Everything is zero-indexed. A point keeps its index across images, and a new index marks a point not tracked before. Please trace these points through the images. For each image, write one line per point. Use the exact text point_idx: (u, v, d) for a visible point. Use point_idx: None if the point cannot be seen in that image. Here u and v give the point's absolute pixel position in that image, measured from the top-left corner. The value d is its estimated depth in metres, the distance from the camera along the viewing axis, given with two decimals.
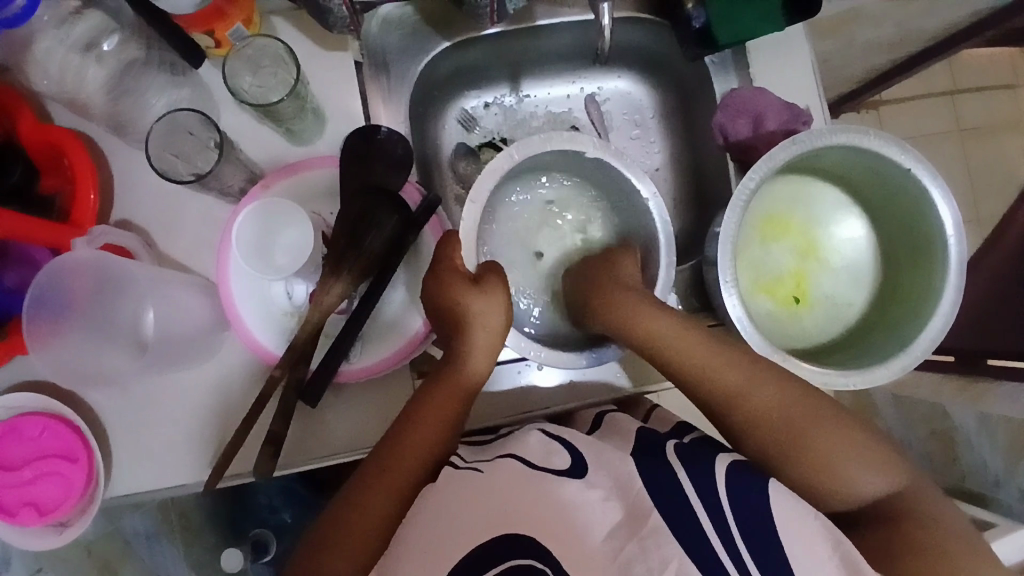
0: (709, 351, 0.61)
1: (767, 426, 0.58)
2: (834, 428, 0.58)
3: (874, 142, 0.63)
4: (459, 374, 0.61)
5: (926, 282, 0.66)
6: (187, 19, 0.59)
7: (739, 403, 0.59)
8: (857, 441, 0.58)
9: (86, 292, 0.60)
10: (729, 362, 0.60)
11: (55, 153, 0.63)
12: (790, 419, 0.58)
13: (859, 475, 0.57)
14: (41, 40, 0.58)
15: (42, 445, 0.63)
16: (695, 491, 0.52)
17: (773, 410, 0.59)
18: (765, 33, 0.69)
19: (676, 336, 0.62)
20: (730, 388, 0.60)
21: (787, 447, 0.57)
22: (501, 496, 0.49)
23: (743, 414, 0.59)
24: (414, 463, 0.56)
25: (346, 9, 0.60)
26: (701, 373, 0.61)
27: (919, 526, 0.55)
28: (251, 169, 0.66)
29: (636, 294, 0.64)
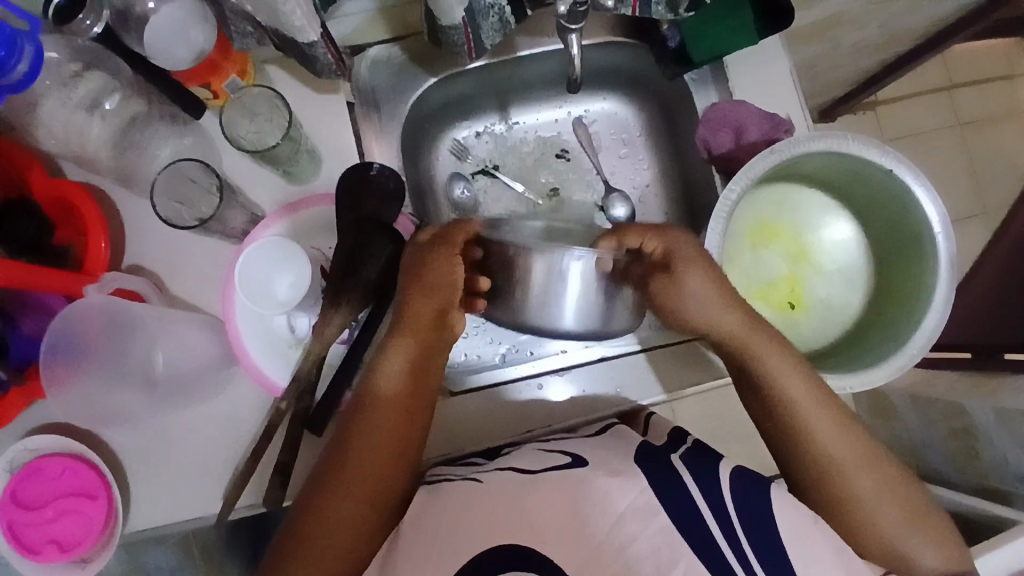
0: (810, 388, 0.60)
1: (848, 489, 0.58)
2: (900, 491, 0.59)
3: (852, 146, 0.64)
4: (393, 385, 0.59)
5: (918, 278, 0.67)
6: (183, 75, 0.62)
7: (824, 456, 0.59)
8: (917, 504, 0.59)
9: (99, 339, 0.63)
10: (826, 412, 0.60)
11: (66, 205, 0.67)
12: (870, 484, 0.58)
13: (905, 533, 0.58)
14: (45, 102, 0.62)
15: (60, 485, 0.65)
16: (701, 492, 0.52)
17: (858, 470, 0.58)
18: (741, 47, 0.71)
19: (787, 374, 0.60)
20: (820, 439, 0.59)
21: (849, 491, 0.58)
22: (499, 505, 0.49)
23: (816, 465, 0.59)
24: (381, 464, 0.57)
25: (331, 55, 0.63)
26: (795, 417, 0.59)
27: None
28: (253, 210, 0.70)
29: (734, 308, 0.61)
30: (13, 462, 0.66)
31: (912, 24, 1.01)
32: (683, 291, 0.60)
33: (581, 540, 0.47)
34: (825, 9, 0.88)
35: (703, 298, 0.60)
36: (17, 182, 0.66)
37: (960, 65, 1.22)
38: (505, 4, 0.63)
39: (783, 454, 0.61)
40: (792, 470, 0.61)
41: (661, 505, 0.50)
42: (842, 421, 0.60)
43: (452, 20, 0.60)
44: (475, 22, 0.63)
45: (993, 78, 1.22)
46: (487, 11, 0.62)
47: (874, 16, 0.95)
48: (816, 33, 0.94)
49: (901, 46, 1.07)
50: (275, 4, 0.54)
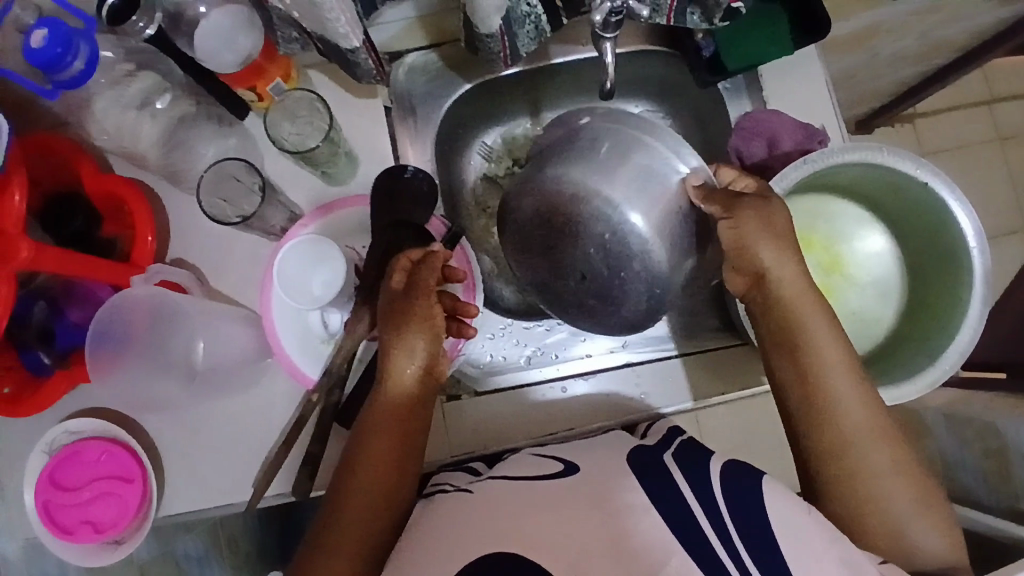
0: (841, 364, 0.57)
1: (858, 457, 0.56)
2: (912, 472, 0.57)
3: (887, 157, 0.63)
4: (396, 380, 0.60)
5: (953, 294, 0.65)
6: (230, 78, 0.65)
7: (843, 424, 0.56)
8: (926, 489, 0.57)
9: (143, 327, 0.66)
10: (851, 378, 0.57)
11: (115, 201, 0.70)
12: (883, 458, 0.56)
13: (912, 521, 0.56)
14: (99, 100, 0.64)
15: (100, 468, 0.67)
16: (689, 485, 0.52)
17: (874, 440, 0.56)
18: (774, 57, 0.72)
19: (821, 341, 0.57)
20: (842, 404, 0.57)
21: (861, 476, 0.56)
22: (488, 511, 0.50)
23: (830, 427, 0.57)
24: (388, 461, 0.58)
25: (372, 60, 0.64)
26: (821, 381, 0.57)
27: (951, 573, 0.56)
28: (292, 209, 0.72)
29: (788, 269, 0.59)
30: (53, 445, 0.69)
31: (953, 37, 0.99)
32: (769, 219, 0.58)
33: (573, 535, 0.47)
34: (863, 20, 0.88)
35: (776, 231, 0.58)
36: (71, 176, 0.69)
37: (1001, 79, 1.20)
38: (541, 13, 0.65)
39: (798, 420, 0.58)
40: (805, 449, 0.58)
41: (653, 504, 0.50)
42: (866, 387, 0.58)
43: (490, 29, 0.61)
44: (512, 31, 0.64)
45: None
46: (524, 19, 0.64)
47: (914, 28, 0.94)
48: (854, 44, 0.93)
49: (942, 58, 1.05)
50: (321, 13, 0.56)
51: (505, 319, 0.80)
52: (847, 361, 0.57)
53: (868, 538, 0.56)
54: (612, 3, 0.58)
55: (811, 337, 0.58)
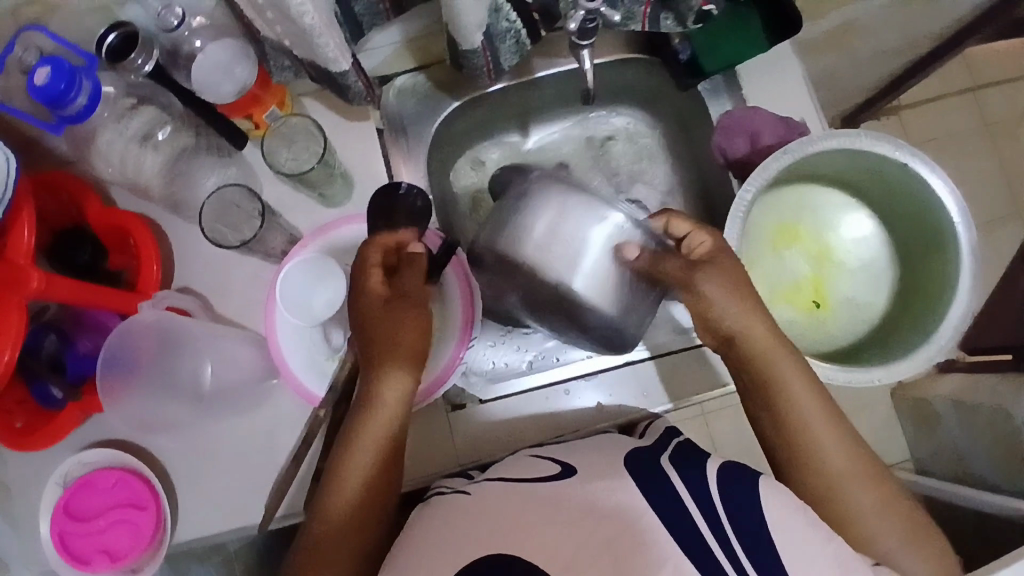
0: (815, 405, 0.59)
1: (842, 496, 0.57)
2: (897, 504, 0.58)
3: (865, 142, 0.65)
4: (373, 433, 0.61)
5: (942, 272, 0.67)
6: (227, 108, 0.67)
7: (822, 462, 0.58)
8: (913, 523, 0.57)
9: (150, 352, 0.68)
10: (828, 422, 0.59)
11: (120, 233, 0.72)
12: (864, 494, 0.57)
13: (899, 555, 0.56)
14: (103, 133, 0.66)
15: (113, 496, 0.68)
16: (688, 490, 0.52)
17: (856, 482, 0.57)
18: (750, 56, 0.74)
19: (794, 386, 0.59)
20: (820, 443, 0.58)
21: (842, 513, 0.57)
22: (483, 516, 0.51)
23: (808, 471, 0.58)
24: (365, 512, 0.60)
25: (361, 82, 0.67)
26: (799, 423, 0.59)
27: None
28: (292, 231, 0.74)
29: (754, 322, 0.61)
30: (67, 476, 0.69)
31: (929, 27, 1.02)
32: (716, 289, 0.60)
33: (569, 538, 0.47)
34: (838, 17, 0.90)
35: (737, 288, 0.61)
36: (76, 210, 0.71)
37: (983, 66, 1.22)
38: (520, 28, 0.66)
39: (780, 459, 0.60)
40: (790, 486, 0.59)
41: (649, 507, 0.49)
42: (842, 429, 0.59)
43: (473, 44, 0.62)
44: (493, 46, 0.66)
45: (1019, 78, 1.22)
46: (504, 35, 0.65)
47: (890, 20, 0.96)
48: (832, 40, 0.95)
49: (921, 49, 1.08)
50: (312, 41, 0.56)
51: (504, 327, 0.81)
52: (820, 402, 0.59)
53: None
54: (585, 12, 0.60)
55: (783, 383, 0.60)
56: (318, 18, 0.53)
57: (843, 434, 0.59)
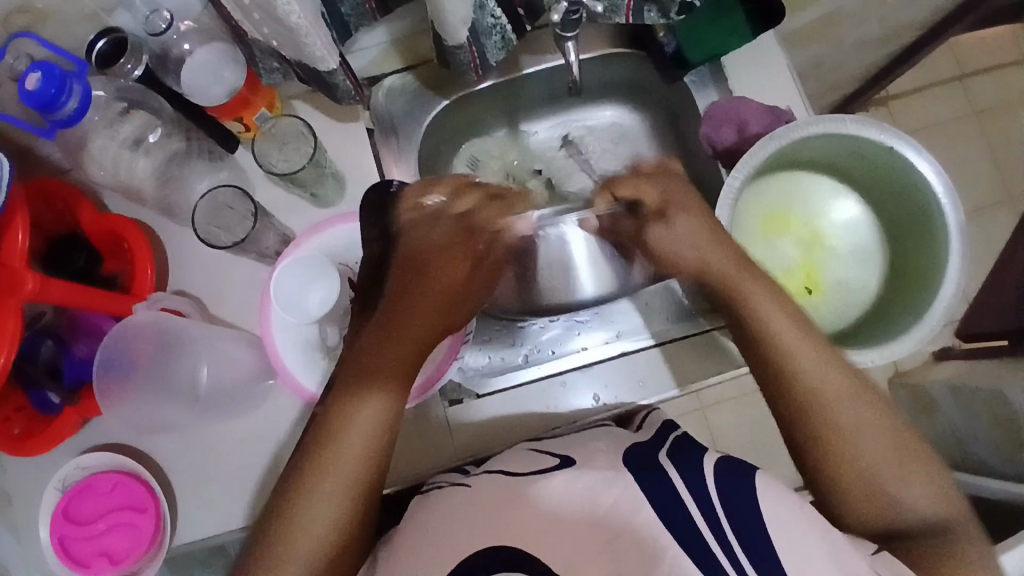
0: (789, 318, 0.57)
1: (828, 411, 0.54)
2: (889, 421, 0.54)
3: (851, 126, 0.65)
4: (407, 352, 0.59)
5: (932, 253, 0.67)
6: (218, 110, 0.68)
7: (803, 376, 0.55)
8: (913, 451, 0.53)
9: (147, 353, 0.69)
10: (816, 348, 0.56)
11: (114, 237, 0.72)
12: (853, 410, 0.54)
13: (894, 477, 0.52)
14: (94, 141, 0.65)
15: (112, 500, 0.68)
16: (683, 481, 0.51)
17: (851, 408, 0.54)
18: (734, 46, 0.74)
19: (765, 300, 0.58)
20: (798, 356, 0.55)
21: (830, 430, 0.53)
22: (482, 508, 0.51)
23: (800, 400, 0.55)
24: (375, 432, 0.55)
25: (350, 81, 0.67)
26: (772, 335, 0.56)
27: (956, 545, 0.50)
28: (284, 231, 0.75)
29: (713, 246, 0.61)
30: (66, 481, 0.69)
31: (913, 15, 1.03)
32: (671, 229, 0.62)
33: (573, 533, 0.47)
34: (821, 7, 0.91)
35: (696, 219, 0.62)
36: (72, 218, 0.72)
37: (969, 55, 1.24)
38: (506, 24, 0.67)
39: (761, 379, 0.57)
40: (772, 407, 0.57)
41: (645, 503, 0.49)
42: (834, 356, 0.56)
43: (458, 41, 0.63)
44: (479, 42, 0.67)
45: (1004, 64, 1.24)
46: (489, 31, 0.66)
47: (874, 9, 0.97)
48: (817, 31, 0.97)
49: (906, 38, 1.09)
50: (299, 40, 0.57)
51: (500, 323, 0.82)
52: (794, 316, 0.57)
53: (848, 505, 0.53)
54: (568, 4, 0.61)
55: (754, 298, 0.58)
56: (304, 16, 0.54)
57: (822, 349, 0.56)
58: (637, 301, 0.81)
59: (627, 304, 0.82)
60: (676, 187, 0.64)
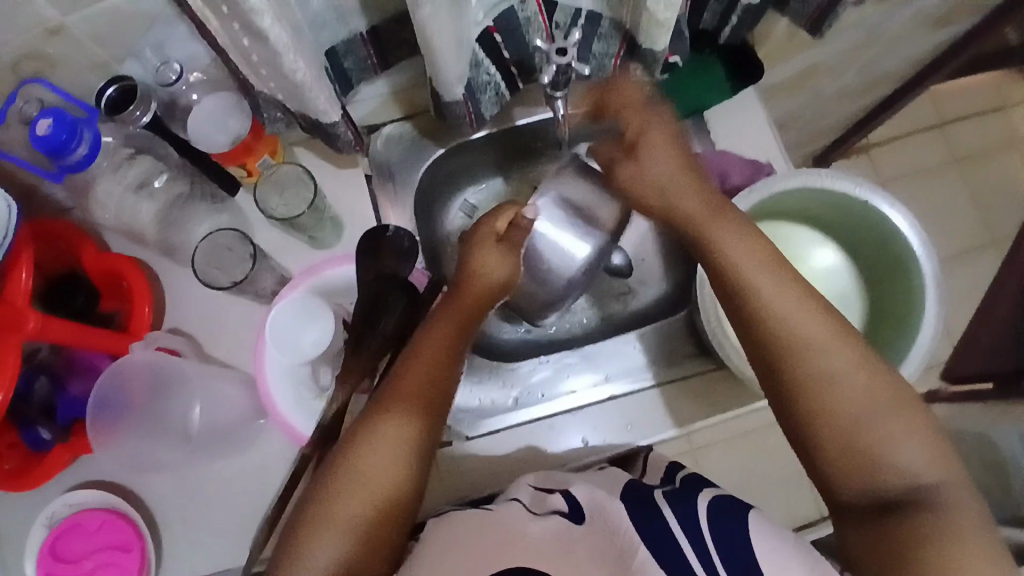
0: (770, 271, 0.56)
1: (815, 363, 0.52)
2: (881, 373, 0.52)
3: (826, 180, 0.69)
4: (463, 317, 0.62)
5: (909, 300, 0.70)
6: (222, 156, 0.71)
7: (786, 329, 0.53)
8: (905, 412, 0.50)
9: (142, 392, 0.69)
10: (795, 296, 0.54)
11: (113, 277, 0.74)
12: (840, 360, 0.52)
13: (889, 437, 0.49)
14: (101, 183, 0.69)
15: (99, 539, 0.68)
16: (678, 521, 0.51)
17: (832, 359, 0.52)
18: (716, 101, 0.79)
19: (743, 252, 0.57)
20: (779, 311, 0.54)
21: (812, 384, 0.51)
22: (504, 532, 0.51)
23: (782, 349, 0.53)
24: (424, 394, 0.56)
25: (350, 132, 0.70)
26: (751, 286, 0.55)
27: (949, 515, 0.46)
28: (281, 272, 0.77)
29: (684, 188, 0.62)
30: (53, 517, 0.69)
31: (885, 70, 1.09)
32: (642, 171, 0.64)
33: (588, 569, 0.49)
34: (800, 63, 0.97)
35: (677, 157, 0.63)
36: (71, 258, 0.74)
37: (949, 101, 1.36)
38: (499, 80, 0.71)
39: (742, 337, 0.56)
40: (757, 364, 0.55)
41: (640, 539, 0.50)
42: (821, 306, 0.54)
43: (454, 96, 0.66)
44: (475, 98, 0.70)
45: (984, 110, 1.36)
46: (485, 87, 0.70)
47: (849, 64, 1.02)
48: (796, 85, 1.02)
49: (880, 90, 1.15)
50: (303, 94, 0.60)
51: (491, 363, 0.82)
52: (775, 269, 0.56)
53: (838, 473, 0.50)
54: (556, 67, 0.63)
55: (733, 251, 0.57)
56: (309, 74, 0.57)
57: (807, 297, 0.54)
58: (626, 346, 0.81)
59: (613, 346, 0.82)
60: (650, 123, 0.65)
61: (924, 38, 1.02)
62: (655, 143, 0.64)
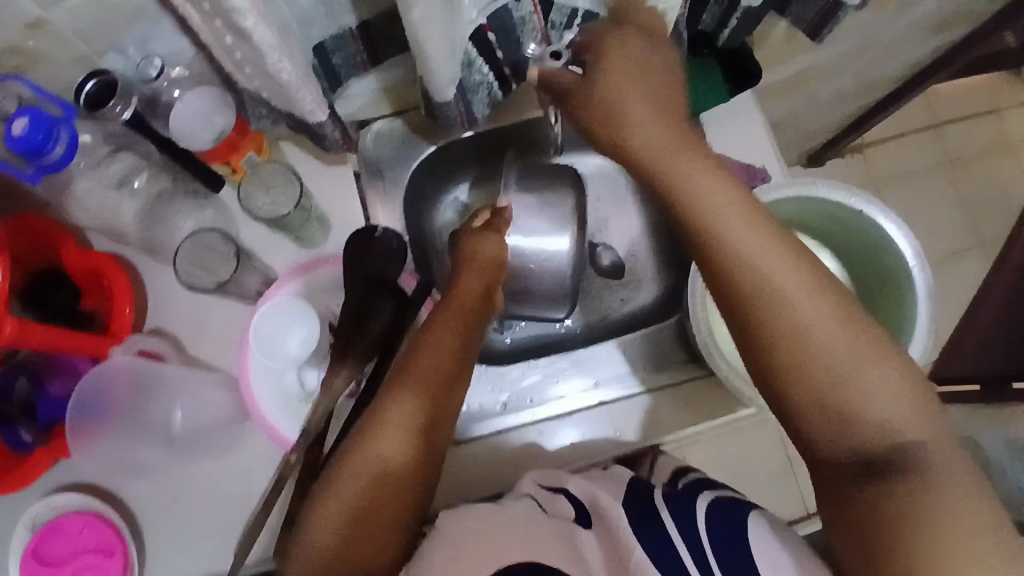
0: (739, 214, 0.49)
1: (787, 315, 0.47)
2: (857, 325, 0.48)
3: (822, 190, 0.68)
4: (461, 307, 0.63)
5: (899, 313, 0.69)
6: (206, 155, 0.68)
7: (756, 279, 0.48)
8: (888, 370, 0.46)
9: (124, 396, 0.68)
10: (768, 241, 0.49)
11: (95, 275, 0.72)
12: (814, 311, 0.47)
13: (867, 392, 0.46)
14: (80, 181, 0.68)
15: (80, 542, 0.66)
16: (678, 530, 0.50)
17: (807, 314, 0.47)
18: (712, 106, 0.79)
19: (711, 191, 0.50)
20: (749, 260, 0.48)
21: (786, 339, 0.47)
22: (516, 528, 0.51)
23: (754, 308, 0.48)
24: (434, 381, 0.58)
25: (338, 131, 0.68)
26: (719, 232, 0.49)
27: (932, 482, 0.44)
28: (267, 272, 0.75)
29: (647, 111, 0.52)
30: (36, 520, 0.68)
31: (884, 72, 1.07)
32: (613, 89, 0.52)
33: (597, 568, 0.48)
34: (798, 64, 0.95)
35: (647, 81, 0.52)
36: (51, 253, 0.71)
37: (943, 104, 1.35)
38: (492, 81, 0.70)
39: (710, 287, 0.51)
40: (726, 315, 0.50)
41: (637, 541, 0.49)
42: (799, 257, 0.49)
43: (445, 97, 0.65)
44: (466, 99, 0.69)
45: (976, 114, 1.36)
46: (477, 87, 0.69)
47: (848, 66, 1.01)
48: (793, 86, 1.00)
49: (878, 92, 1.13)
50: (289, 94, 0.58)
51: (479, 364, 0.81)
52: (747, 211, 0.50)
53: (814, 432, 0.47)
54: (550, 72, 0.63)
55: (700, 189, 0.50)
56: (295, 75, 0.55)
57: (776, 242, 0.49)
58: (617, 349, 0.82)
59: (605, 350, 0.82)
60: (623, 45, 0.54)
61: (924, 41, 1.01)
62: (614, 67, 0.53)
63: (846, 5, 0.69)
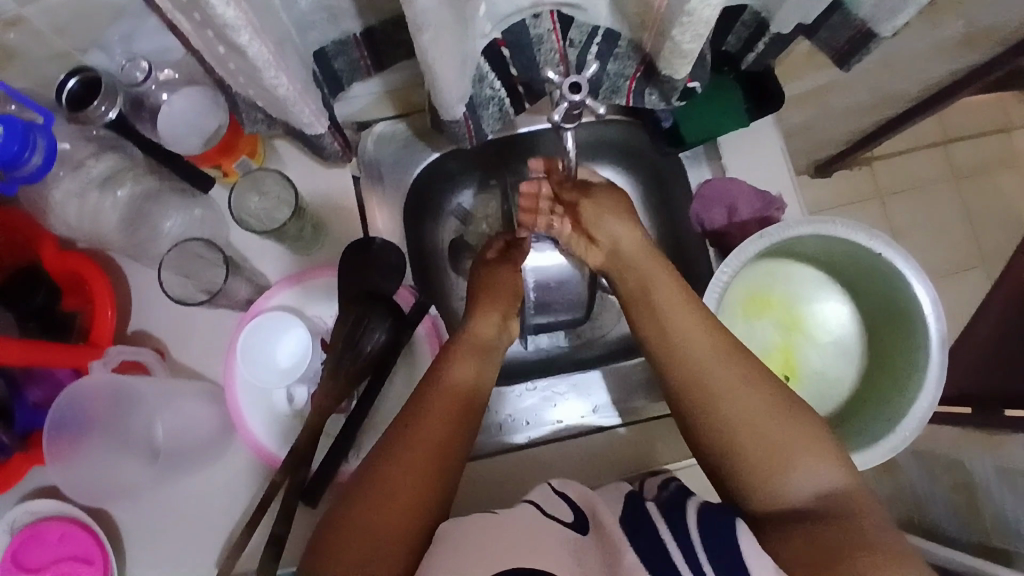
0: (684, 312, 0.60)
1: (717, 402, 0.55)
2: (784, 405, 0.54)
3: (841, 230, 0.65)
4: (487, 307, 0.67)
5: (910, 355, 0.68)
6: (196, 158, 0.65)
7: (689, 362, 0.57)
8: (808, 430, 0.53)
9: (102, 411, 0.64)
10: (708, 335, 0.58)
11: (76, 277, 0.69)
12: (740, 401, 0.55)
13: (792, 457, 0.52)
14: (57, 190, 0.64)
15: (58, 550, 0.65)
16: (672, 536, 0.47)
17: (738, 400, 0.55)
18: (729, 129, 0.76)
19: (662, 291, 0.62)
20: (687, 349, 0.58)
21: (720, 425, 0.54)
22: (519, 536, 0.47)
23: (686, 386, 0.57)
24: (467, 385, 0.61)
25: (337, 142, 0.65)
26: (669, 327, 0.60)
27: (857, 523, 0.47)
28: (257, 281, 0.73)
29: (613, 228, 0.66)
30: (14, 524, 0.66)
31: (901, 90, 1.04)
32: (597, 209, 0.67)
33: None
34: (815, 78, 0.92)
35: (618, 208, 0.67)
36: (29, 251, 0.67)
37: (959, 119, 1.31)
38: (504, 96, 0.66)
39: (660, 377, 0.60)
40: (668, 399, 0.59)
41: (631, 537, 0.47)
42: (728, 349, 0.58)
43: (453, 116, 0.61)
44: (475, 113, 0.65)
45: (991, 129, 1.32)
46: (487, 102, 0.65)
47: (867, 81, 0.97)
48: (809, 99, 0.97)
49: (893, 108, 1.10)
50: (287, 107, 0.55)
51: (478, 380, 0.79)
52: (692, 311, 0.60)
53: (749, 492, 0.52)
54: (569, 103, 0.58)
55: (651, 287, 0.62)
56: (293, 89, 0.52)
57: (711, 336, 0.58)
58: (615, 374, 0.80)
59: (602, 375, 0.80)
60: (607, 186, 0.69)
61: (944, 61, 0.97)
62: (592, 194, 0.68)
63: (877, 36, 0.65)
